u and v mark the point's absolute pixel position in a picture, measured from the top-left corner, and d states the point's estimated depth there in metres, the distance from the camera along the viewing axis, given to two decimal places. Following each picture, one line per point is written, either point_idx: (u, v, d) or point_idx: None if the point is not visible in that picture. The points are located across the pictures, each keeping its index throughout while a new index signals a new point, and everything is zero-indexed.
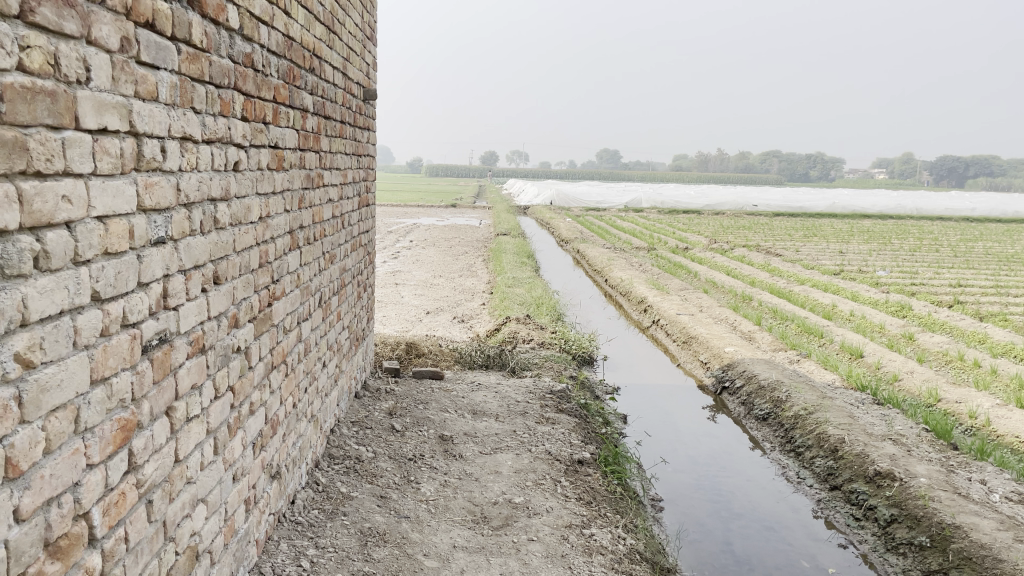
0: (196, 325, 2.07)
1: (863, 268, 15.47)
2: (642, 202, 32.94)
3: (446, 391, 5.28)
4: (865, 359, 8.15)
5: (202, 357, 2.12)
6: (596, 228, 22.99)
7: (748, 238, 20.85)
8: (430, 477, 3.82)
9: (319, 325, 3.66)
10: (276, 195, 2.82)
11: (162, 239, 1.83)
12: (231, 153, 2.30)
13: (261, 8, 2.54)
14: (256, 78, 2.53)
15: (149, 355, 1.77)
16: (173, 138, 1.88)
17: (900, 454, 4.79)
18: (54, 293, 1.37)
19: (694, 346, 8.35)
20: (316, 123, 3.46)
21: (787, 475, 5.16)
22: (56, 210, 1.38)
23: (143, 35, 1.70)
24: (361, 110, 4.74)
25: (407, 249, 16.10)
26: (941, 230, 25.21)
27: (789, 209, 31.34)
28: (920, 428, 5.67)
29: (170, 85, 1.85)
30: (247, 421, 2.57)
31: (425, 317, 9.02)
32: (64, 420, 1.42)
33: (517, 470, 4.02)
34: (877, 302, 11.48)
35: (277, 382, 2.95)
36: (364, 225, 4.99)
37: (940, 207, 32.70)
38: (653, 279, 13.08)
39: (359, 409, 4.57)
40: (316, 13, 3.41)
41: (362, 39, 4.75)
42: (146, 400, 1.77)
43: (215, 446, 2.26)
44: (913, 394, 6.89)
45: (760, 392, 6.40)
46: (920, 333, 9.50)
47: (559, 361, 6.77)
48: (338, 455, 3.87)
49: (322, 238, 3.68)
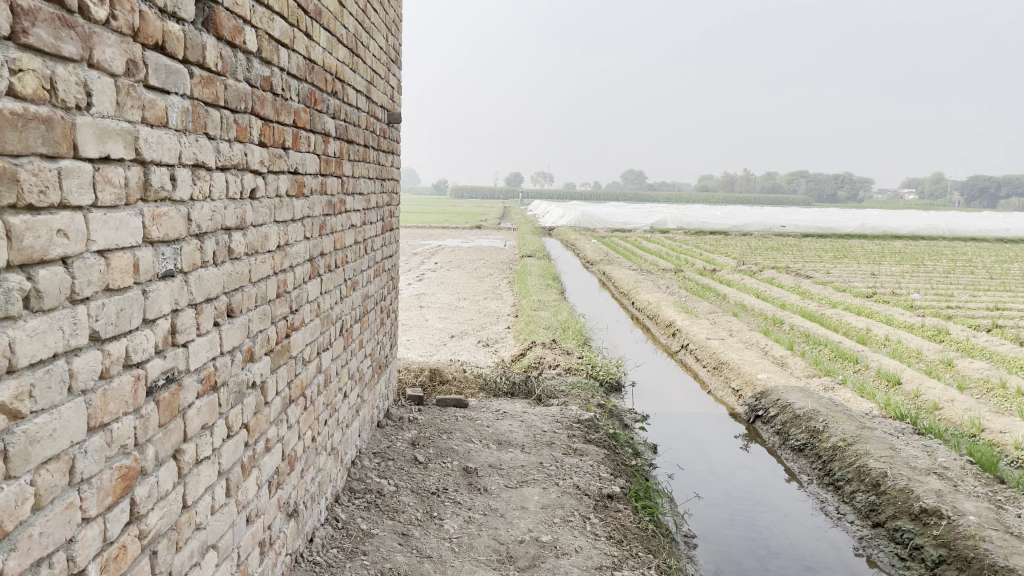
0: (208, 362, 1.96)
1: (896, 290, 15.14)
2: (666, 223, 32.81)
3: (470, 419, 5.14)
4: (903, 387, 7.88)
5: (214, 395, 2.01)
6: (621, 249, 22.84)
7: (776, 260, 20.57)
8: (454, 512, 3.68)
9: (340, 353, 3.56)
10: (295, 222, 2.72)
11: (171, 272, 1.72)
12: (248, 180, 2.21)
13: (281, 30, 2.47)
14: (275, 103, 2.45)
15: (154, 397, 1.66)
16: (184, 165, 1.78)
17: (946, 490, 4.56)
18: (46, 335, 1.27)
19: (725, 372, 8.14)
20: (338, 148, 3.37)
21: (826, 510, 4.94)
22: (51, 244, 1.28)
23: (152, 58, 1.61)
24: (385, 134, 4.67)
25: (432, 272, 16.05)
26: (976, 251, 24.66)
27: (818, 229, 30.96)
28: (964, 461, 5.42)
29: (182, 110, 1.76)
30: (263, 459, 2.45)
31: (449, 341, 8.90)
32: (56, 473, 1.31)
33: (544, 506, 3.87)
34: (913, 326, 11.18)
35: (296, 417, 2.84)
36: (388, 250, 4.89)
37: (972, 228, 32.07)
38: (681, 302, 12.87)
39: (381, 439, 4.45)
40: (339, 36, 3.34)
41: (387, 62, 4.69)
42: (150, 444, 1.66)
43: (227, 488, 2.14)
44: (955, 424, 6.62)
45: (795, 422, 6.19)
46: (959, 358, 9.19)
47: (586, 387, 6.61)
48: (359, 489, 3.75)
49: (344, 265, 3.59)
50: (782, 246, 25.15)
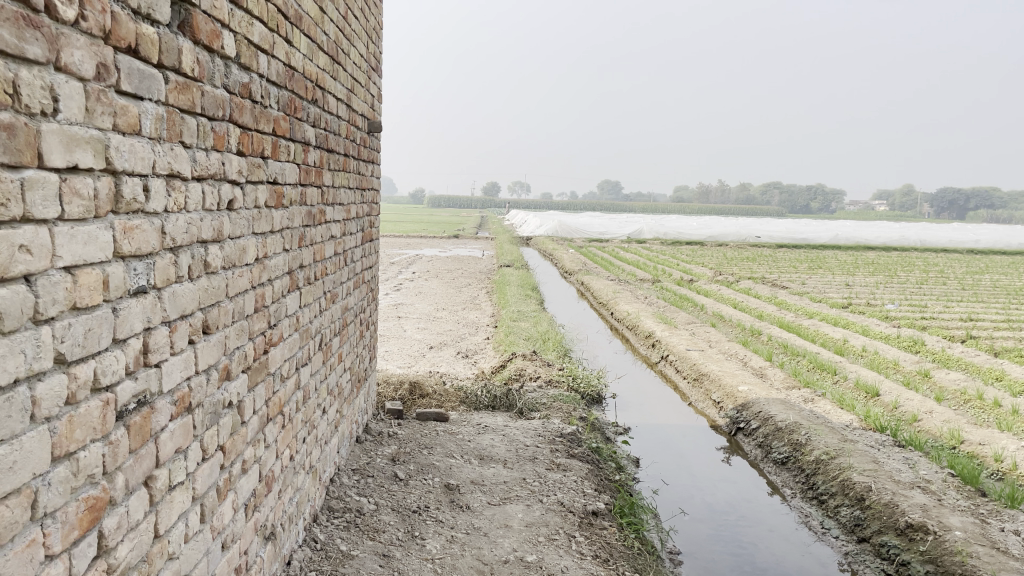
0: (182, 382, 1.86)
1: (871, 301, 15.26)
2: (643, 233, 32.94)
3: (451, 434, 5.05)
4: (881, 398, 7.89)
5: (188, 417, 1.90)
6: (598, 259, 22.86)
7: (753, 270, 20.70)
8: (435, 531, 3.58)
9: (319, 369, 3.45)
10: (274, 233, 2.63)
11: (144, 289, 1.63)
12: (225, 191, 2.12)
13: (260, 35, 2.38)
14: (254, 110, 2.36)
15: (124, 421, 1.56)
16: (158, 175, 1.68)
17: (931, 504, 4.53)
18: (5, 360, 1.17)
19: (705, 384, 8.11)
20: (318, 157, 3.28)
21: (810, 525, 4.90)
22: (12, 261, 1.18)
23: (124, 62, 1.52)
24: (365, 142, 4.57)
25: (409, 281, 15.92)
26: (947, 262, 25.00)
27: (793, 240, 31.24)
28: (946, 474, 5.41)
29: (156, 117, 1.66)
30: (239, 481, 2.35)
31: (428, 353, 8.78)
32: (17, 508, 1.21)
33: (528, 524, 3.78)
34: (889, 337, 11.25)
35: (273, 436, 2.73)
36: (367, 260, 4.78)
37: (942, 240, 32.53)
38: (659, 312, 12.85)
39: (360, 455, 4.35)
40: (319, 43, 3.26)
41: (368, 69, 4.61)
42: (120, 471, 1.55)
43: (202, 514, 2.04)
44: (935, 436, 6.62)
45: (778, 435, 6.16)
46: (935, 370, 9.23)
47: (568, 400, 6.54)
48: (338, 508, 3.64)
49: (323, 277, 3.49)
50: (758, 257, 25.30)
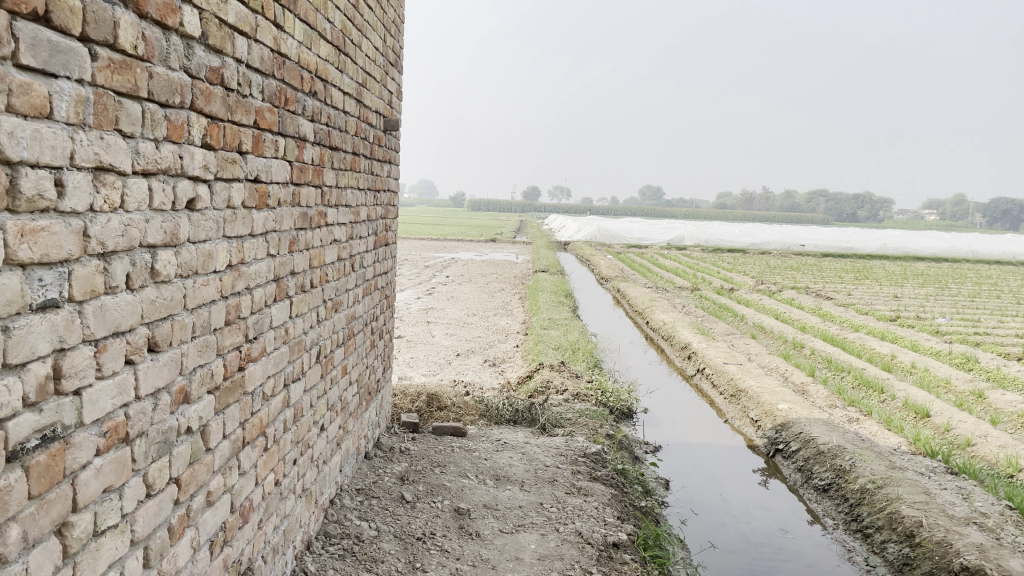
0: (116, 410, 1.60)
1: (921, 314, 14.61)
2: (683, 240, 32.40)
3: (468, 450, 4.76)
4: (932, 420, 7.39)
5: (125, 449, 1.64)
6: (637, 265, 22.39)
7: (796, 280, 20.07)
8: (439, 562, 3.30)
9: (316, 384, 3.19)
10: (254, 237, 2.36)
11: (53, 303, 1.37)
12: (184, 188, 1.86)
13: (237, 15, 2.12)
14: (227, 99, 2.10)
15: (21, 463, 1.30)
16: (80, 169, 1.43)
17: (989, 544, 4.12)
18: None
19: (743, 400, 7.69)
20: (317, 155, 3.02)
21: (854, 561, 4.51)
22: None
23: (27, 32, 1.26)
24: (380, 141, 4.31)
25: (443, 286, 15.68)
26: (1003, 275, 23.93)
27: (838, 248, 30.38)
28: (1003, 506, 4.97)
29: (77, 99, 1.41)
30: (202, 516, 2.08)
31: (454, 360, 8.50)
32: None
33: (541, 557, 3.47)
34: (940, 353, 10.66)
35: (251, 461, 2.47)
36: (382, 265, 4.53)
37: (996, 251, 31.34)
38: (697, 322, 12.42)
39: (367, 474, 4.09)
40: (322, 31, 3.00)
41: (384, 64, 4.35)
42: (15, 523, 1.29)
43: (146, 559, 1.77)
44: (990, 462, 6.15)
45: (819, 459, 5.75)
46: (991, 390, 8.68)
47: (596, 416, 6.21)
48: (335, 534, 3.37)
49: (322, 284, 3.23)
50: (802, 266, 24.52)
